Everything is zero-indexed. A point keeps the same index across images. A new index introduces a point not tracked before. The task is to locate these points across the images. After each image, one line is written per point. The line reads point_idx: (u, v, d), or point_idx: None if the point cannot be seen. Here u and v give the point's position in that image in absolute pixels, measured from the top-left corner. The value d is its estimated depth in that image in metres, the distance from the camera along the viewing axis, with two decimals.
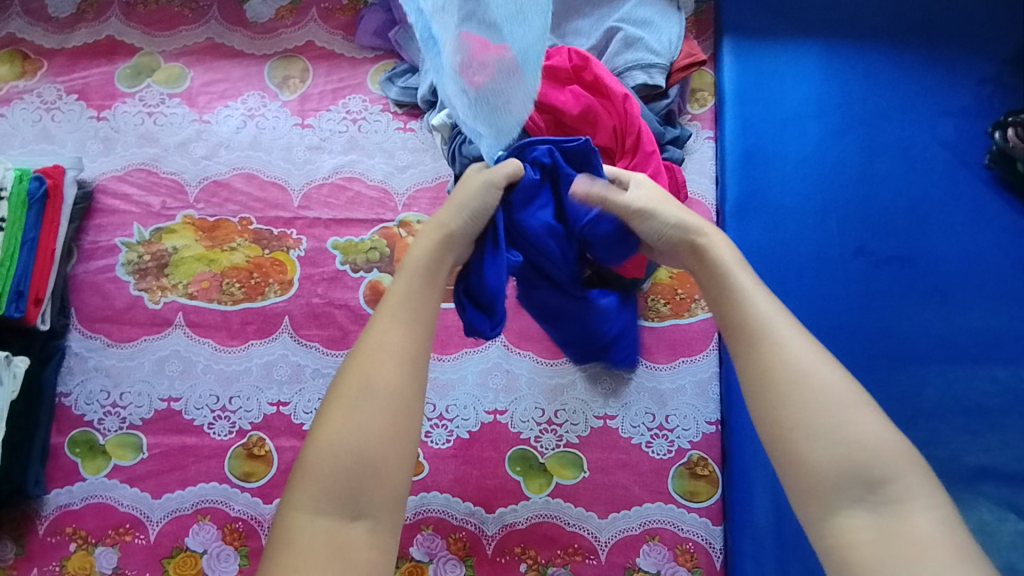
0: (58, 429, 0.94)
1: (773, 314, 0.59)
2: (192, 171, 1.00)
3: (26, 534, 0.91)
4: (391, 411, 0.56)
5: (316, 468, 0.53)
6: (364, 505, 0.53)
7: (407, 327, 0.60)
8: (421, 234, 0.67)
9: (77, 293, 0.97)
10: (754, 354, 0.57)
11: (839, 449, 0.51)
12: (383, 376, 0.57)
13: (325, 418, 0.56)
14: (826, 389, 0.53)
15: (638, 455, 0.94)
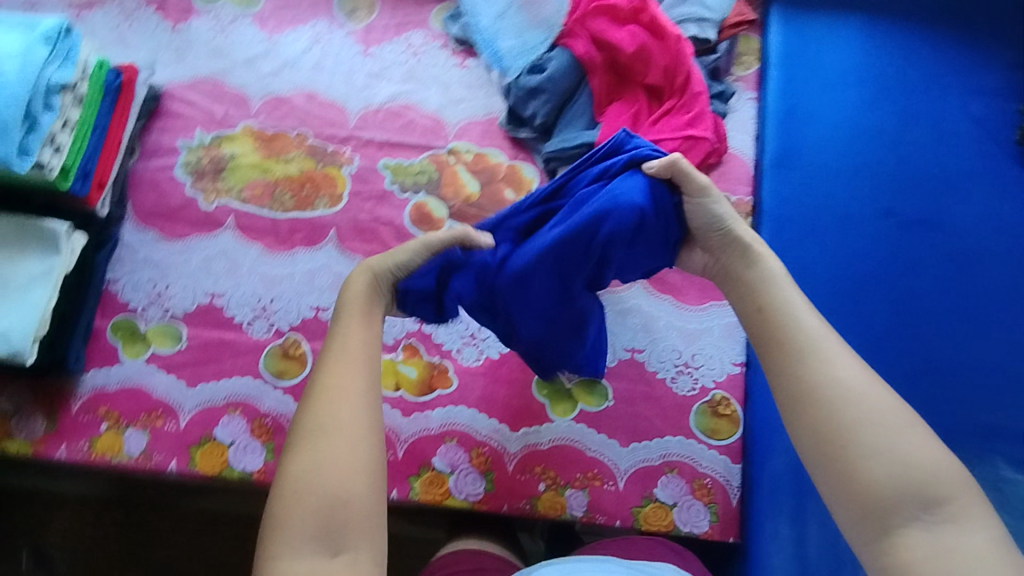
0: (102, 313, 0.96)
1: (819, 335, 0.64)
2: (256, 86, 1.04)
3: (59, 411, 0.93)
4: (350, 447, 0.60)
5: (287, 513, 0.58)
6: (340, 536, 0.57)
7: (351, 370, 0.65)
8: (346, 284, 0.72)
9: (135, 188, 1.00)
10: (806, 376, 0.62)
11: (897, 468, 0.56)
12: (338, 418, 0.62)
13: (289, 468, 0.60)
14: (879, 412, 0.58)
15: (662, 389, 0.96)
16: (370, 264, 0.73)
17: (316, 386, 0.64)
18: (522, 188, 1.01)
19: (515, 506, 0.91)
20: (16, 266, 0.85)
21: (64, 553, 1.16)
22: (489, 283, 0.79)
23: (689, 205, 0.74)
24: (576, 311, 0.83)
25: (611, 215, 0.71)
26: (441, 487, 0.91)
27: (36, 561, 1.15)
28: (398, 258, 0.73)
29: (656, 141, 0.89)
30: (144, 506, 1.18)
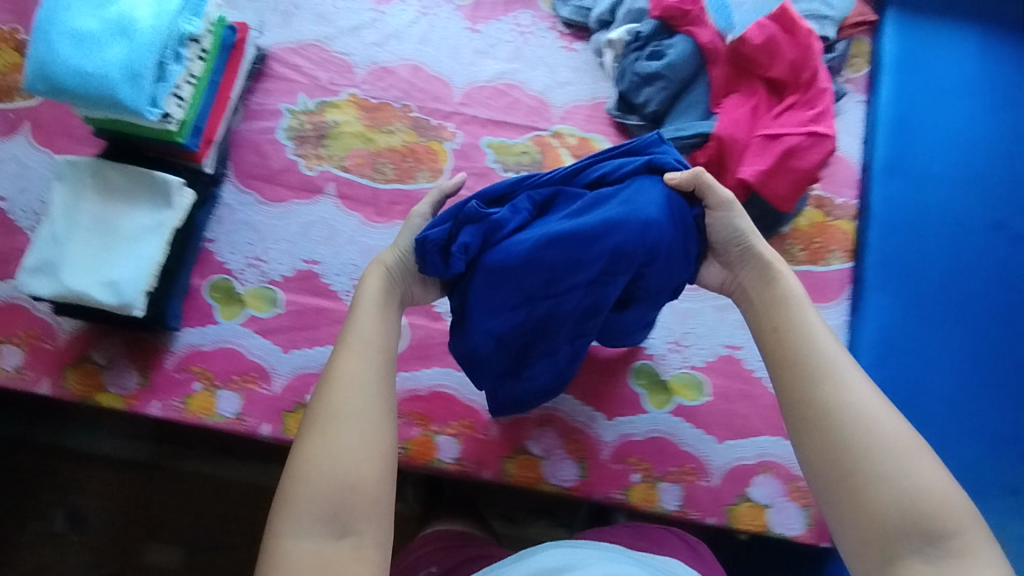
0: (200, 273, 0.95)
1: (833, 357, 0.63)
2: (362, 54, 1.03)
3: (153, 367, 0.92)
4: (362, 434, 0.61)
5: (297, 494, 0.58)
6: (348, 519, 0.58)
7: (365, 360, 0.66)
8: (362, 280, 0.73)
9: (235, 148, 0.99)
10: (819, 397, 0.61)
11: (904, 497, 0.55)
12: (352, 403, 0.63)
13: (301, 451, 0.61)
14: (890, 439, 0.58)
15: (758, 387, 0.95)
16: (383, 260, 0.74)
17: (331, 374, 0.65)
18: None
19: (608, 495, 0.91)
20: (129, 217, 0.84)
21: (99, 514, 1.16)
22: (481, 264, 0.74)
23: (713, 218, 0.73)
24: (551, 327, 0.78)
25: (620, 227, 0.70)
26: (534, 471, 0.92)
27: (70, 521, 1.16)
28: (404, 248, 0.75)
29: (777, 136, 0.88)
30: (170, 474, 1.18)
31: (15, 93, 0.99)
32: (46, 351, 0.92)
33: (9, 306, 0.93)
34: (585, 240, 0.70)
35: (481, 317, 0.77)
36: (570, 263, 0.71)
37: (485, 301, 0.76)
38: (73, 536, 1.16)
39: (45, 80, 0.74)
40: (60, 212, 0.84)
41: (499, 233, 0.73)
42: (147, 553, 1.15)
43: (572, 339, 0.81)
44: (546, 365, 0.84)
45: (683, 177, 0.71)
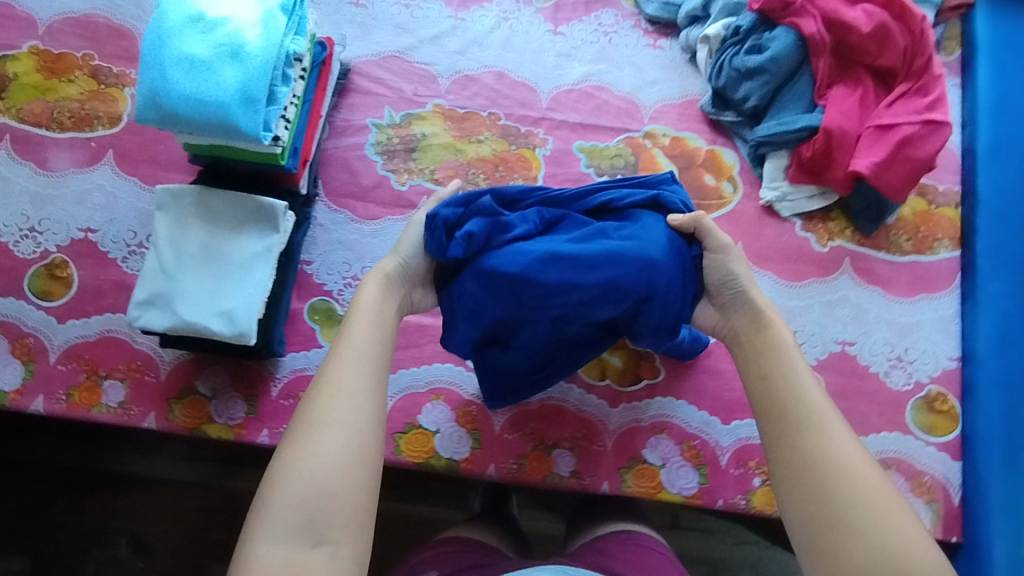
0: (298, 296, 0.93)
1: (822, 407, 0.64)
2: (445, 64, 1.01)
3: (259, 395, 0.90)
4: (341, 444, 0.60)
5: (274, 502, 0.58)
6: (323, 530, 0.57)
7: (354, 368, 0.64)
8: (360, 285, 0.71)
9: (324, 166, 0.97)
10: (804, 448, 0.62)
11: (879, 554, 0.56)
12: (334, 412, 0.61)
13: (282, 458, 0.60)
14: (867, 494, 0.59)
15: (875, 384, 0.93)
16: (384, 267, 0.72)
17: (319, 382, 0.63)
18: (723, 173, 0.98)
19: (730, 501, 0.89)
20: (235, 245, 0.83)
21: (163, 536, 1.18)
22: (472, 267, 0.72)
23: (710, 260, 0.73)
24: (526, 334, 0.75)
25: (620, 262, 0.68)
26: (653, 480, 0.90)
27: (134, 547, 1.17)
28: (405, 258, 0.73)
29: (892, 125, 0.87)
30: (237, 494, 1.19)
31: (95, 121, 0.97)
32: (148, 383, 0.90)
33: (107, 341, 0.91)
34: (584, 264, 0.68)
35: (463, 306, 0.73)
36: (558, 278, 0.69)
37: (468, 294, 0.72)
38: (139, 562, 1.17)
39: (157, 109, 0.73)
40: (165, 243, 0.82)
41: (501, 235, 0.72)
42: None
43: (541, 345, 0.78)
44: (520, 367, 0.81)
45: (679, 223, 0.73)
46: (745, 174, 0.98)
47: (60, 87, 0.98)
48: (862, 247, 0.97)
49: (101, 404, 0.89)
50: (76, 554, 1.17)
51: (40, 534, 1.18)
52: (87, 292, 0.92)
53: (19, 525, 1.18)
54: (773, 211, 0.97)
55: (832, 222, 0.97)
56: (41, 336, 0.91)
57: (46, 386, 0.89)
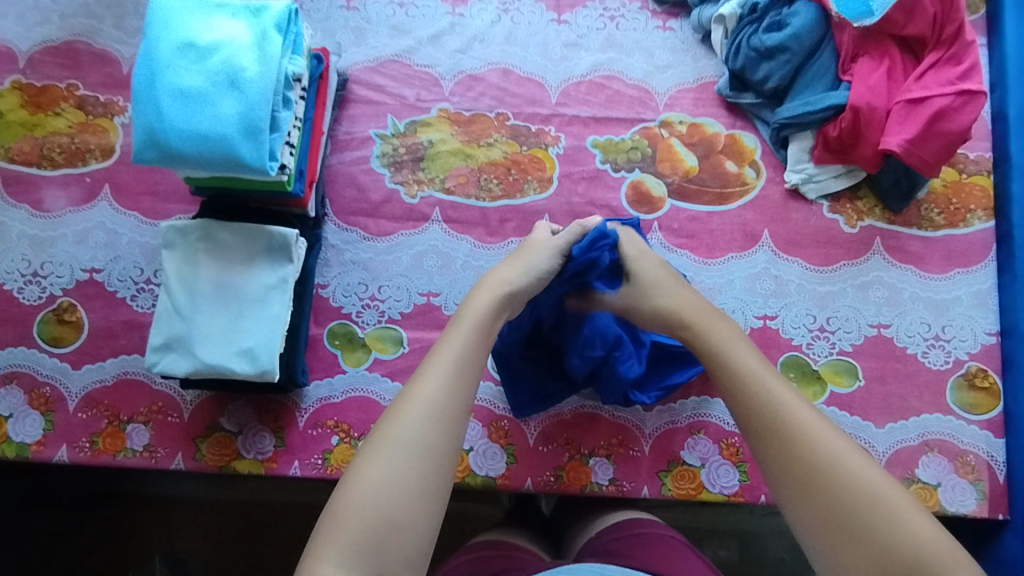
0: (317, 321, 0.90)
1: (795, 405, 0.59)
2: (447, 64, 0.96)
3: (286, 427, 0.88)
4: (423, 463, 0.53)
5: (343, 520, 0.51)
6: (389, 559, 0.51)
7: (447, 381, 0.58)
8: (474, 291, 0.68)
9: (331, 184, 0.93)
10: (789, 453, 0.56)
11: (881, 553, 0.51)
12: (417, 426, 0.54)
13: (353, 470, 0.53)
14: (862, 489, 0.53)
15: (914, 365, 0.90)
16: (512, 284, 0.69)
17: (404, 391, 0.57)
18: (744, 158, 0.94)
19: (772, 496, 0.87)
20: (249, 280, 0.80)
21: (197, 554, 1.18)
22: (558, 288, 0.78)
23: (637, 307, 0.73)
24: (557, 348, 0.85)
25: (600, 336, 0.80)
26: (693, 481, 0.87)
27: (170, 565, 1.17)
28: (539, 278, 0.70)
29: (923, 98, 0.82)
30: (263, 507, 1.18)
31: (87, 155, 0.93)
32: (172, 424, 0.88)
33: (126, 383, 0.89)
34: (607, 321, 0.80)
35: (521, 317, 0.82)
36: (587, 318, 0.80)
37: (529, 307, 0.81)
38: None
39: (158, 148, 0.69)
40: (177, 283, 0.79)
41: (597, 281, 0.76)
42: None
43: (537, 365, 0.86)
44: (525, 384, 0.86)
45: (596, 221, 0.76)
46: (767, 158, 0.94)
47: (46, 122, 0.94)
48: (892, 224, 0.93)
49: (126, 449, 0.87)
50: None
51: (69, 565, 1.16)
52: (99, 335, 0.90)
53: (51, 558, 1.17)
54: (799, 193, 0.93)
55: (861, 201, 0.93)
56: (58, 385, 0.88)
57: (68, 435, 0.87)
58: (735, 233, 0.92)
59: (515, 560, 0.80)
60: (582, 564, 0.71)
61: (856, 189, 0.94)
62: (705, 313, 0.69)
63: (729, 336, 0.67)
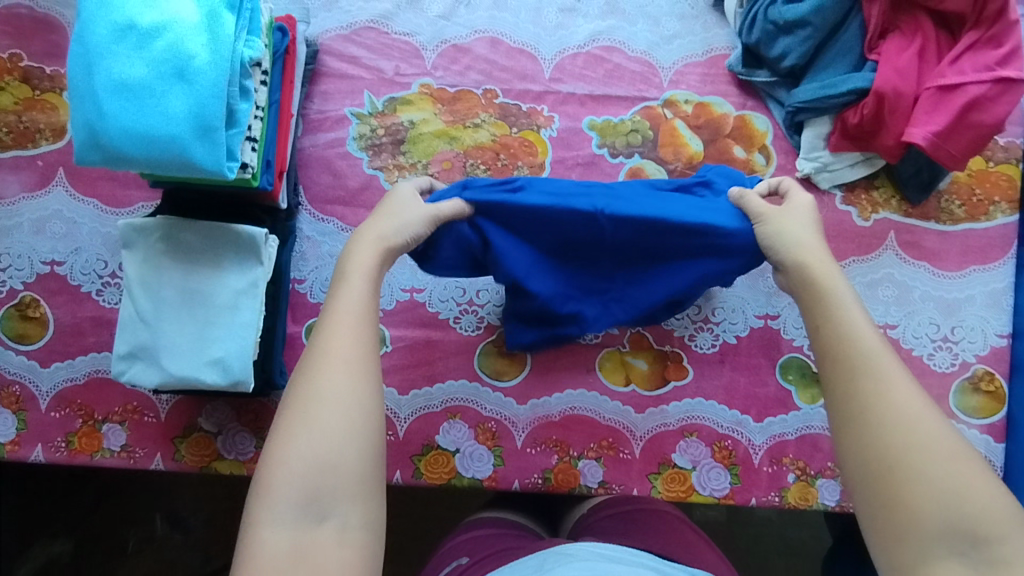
0: (294, 318, 0.85)
1: (876, 348, 0.54)
2: (428, 32, 0.88)
3: (267, 428, 0.85)
4: (347, 423, 0.50)
5: (273, 478, 0.49)
6: (329, 505, 0.48)
7: (354, 339, 0.54)
8: (347, 252, 0.62)
9: (304, 169, 0.86)
10: (858, 394, 0.52)
11: (946, 498, 0.46)
12: (336, 380, 0.51)
13: (278, 431, 0.50)
14: (930, 433, 0.49)
15: (919, 367, 0.85)
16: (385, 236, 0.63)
17: (312, 354, 0.53)
18: (754, 143, 0.86)
19: (763, 499, 0.85)
20: (217, 284, 0.75)
21: (196, 511, 1.13)
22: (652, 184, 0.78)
23: (769, 224, 0.68)
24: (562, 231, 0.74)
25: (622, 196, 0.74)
26: (683, 484, 0.85)
27: (169, 522, 1.13)
28: (415, 234, 0.65)
29: (956, 85, 0.74)
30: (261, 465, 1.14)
31: (36, 136, 0.86)
32: (149, 424, 0.85)
33: (98, 382, 0.85)
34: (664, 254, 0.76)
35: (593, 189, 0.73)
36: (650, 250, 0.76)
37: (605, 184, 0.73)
38: (176, 535, 1.13)
39: (101, 150, 0.62)
40: (140, 289, 0.74)
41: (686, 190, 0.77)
42: None
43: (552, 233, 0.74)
44: (523, 233, 0.74)
45: (785, 180, 0.73)
46: (780, 143, 0.86)
47: None
48: (908, 217, 0.87)
49: (104, 448, 0.84)
50: (111, 538, 1.13)
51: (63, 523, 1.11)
52: (66, 332, 0.85)
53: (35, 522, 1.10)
54: (812, 182, 0.86)
55: (877, 191, 0.87)
56: (28, 383, 0.85)
57: (42, 435, 0.84)
58: None
59: (512, 539, 0.79)
60: (580, 542, 0.69)
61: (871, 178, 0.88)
62: (826, 259, 0.63)
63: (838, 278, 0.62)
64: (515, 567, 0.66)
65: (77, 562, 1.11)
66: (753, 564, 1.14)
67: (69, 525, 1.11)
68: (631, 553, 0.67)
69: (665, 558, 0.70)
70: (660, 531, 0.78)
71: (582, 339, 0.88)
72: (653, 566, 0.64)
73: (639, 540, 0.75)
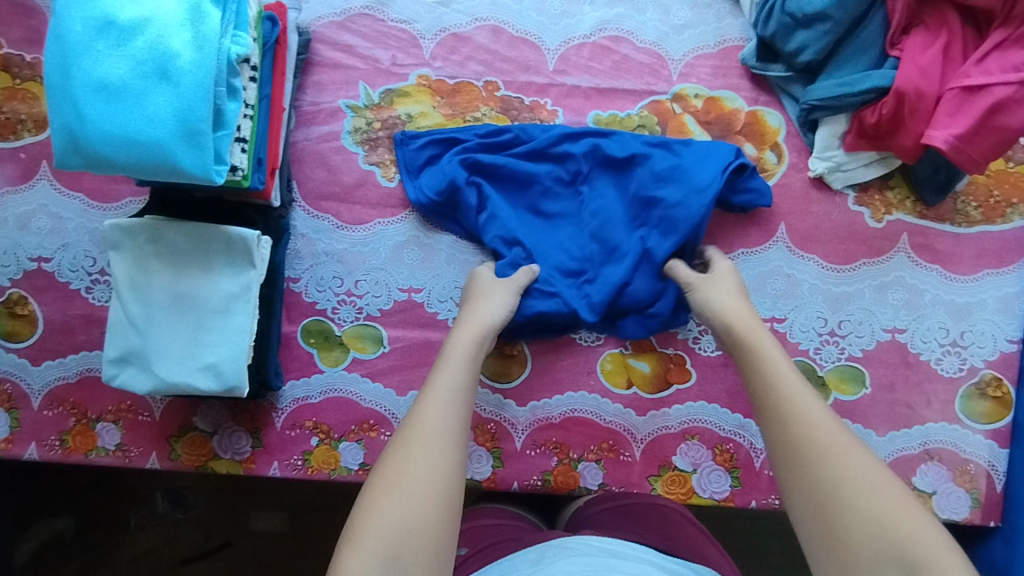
0: (288, 318, 0.83)
1: (797, 392, 0.59)
2: (427, 20, 0.84)
3: (263, 427, 0.83)
4: (438, 480, 0.53)
5: (363, 526, 0.50)
6: (408, 562, 0.48)
7: (453, 404, 0.59)
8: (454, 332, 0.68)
9: (297, 164, 0.83)
10: (790, 436, 0.56)
11: (873, 525, 0.48)
12: (431, 438, 0.55)
13: (376, 482, 0.53)
14: (852, 467, 0.52)
15: (925, 372, 0.84)
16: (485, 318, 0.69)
17: (411, 421, 0.57)
18: (766, 140, 0.84)
19: (763, 501, 0.85)
20: (208, 287, 0.73)
21: (197, 491, 1.11)
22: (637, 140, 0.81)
23: (698, 290, 0.74)
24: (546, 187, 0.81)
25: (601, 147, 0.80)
26: (684, 486, 0.85)
27: (171, 501, 1.11)
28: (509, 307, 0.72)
29: (981, 86, 0.70)
30: None
31: (18, 126, 0.83)
32: (144, 422, 0.83)
33: (91, 380, 0.83)
34: (636, 213, 0.80)
35: (575, 149, 0.80)
36: (623, 218, 0.80)
37: (586, 143, 0.80)
38: (176, 514, 1.11)
39: (81, 154, 0.59)
40: (129, 292, 0.72)
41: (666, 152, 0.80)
42: (252, 521, 1.10)
43: (533, 189, 0.82)
44: (513, 198, 0.82)
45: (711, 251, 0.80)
46: (791, 141, 0.84)
47: None
48: (923, 219, 0.84)
49: (98, 447, 0.83)
50: (114, 516, 1.11)
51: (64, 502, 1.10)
52: (56, 330, 0.83)
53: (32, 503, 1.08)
54: (824, 182, 0.84)
55: (891, 191, 0.84)
56: (19, 381, 0.83)
57: (36, 433, 0.83)
58: (747, 225, 0.84)
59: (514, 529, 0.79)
60: (581, 535, 0.68)
61: (884, 178, 0.85)
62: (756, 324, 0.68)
63: (763, 334, 0.67)
64: (511, 561, 0.65)
65: (78, 542, 1.09)
66: (749, 549, 1.08)
67: (72, 502, 1.10)
68: (634, 548, 0.66)
69: (667, 553, 0.70)
70: (662, 526, 0.79)
71: (583, 340, 0.86)
72: (656, 562, 0.64)
73: (640, 534, 0.75)
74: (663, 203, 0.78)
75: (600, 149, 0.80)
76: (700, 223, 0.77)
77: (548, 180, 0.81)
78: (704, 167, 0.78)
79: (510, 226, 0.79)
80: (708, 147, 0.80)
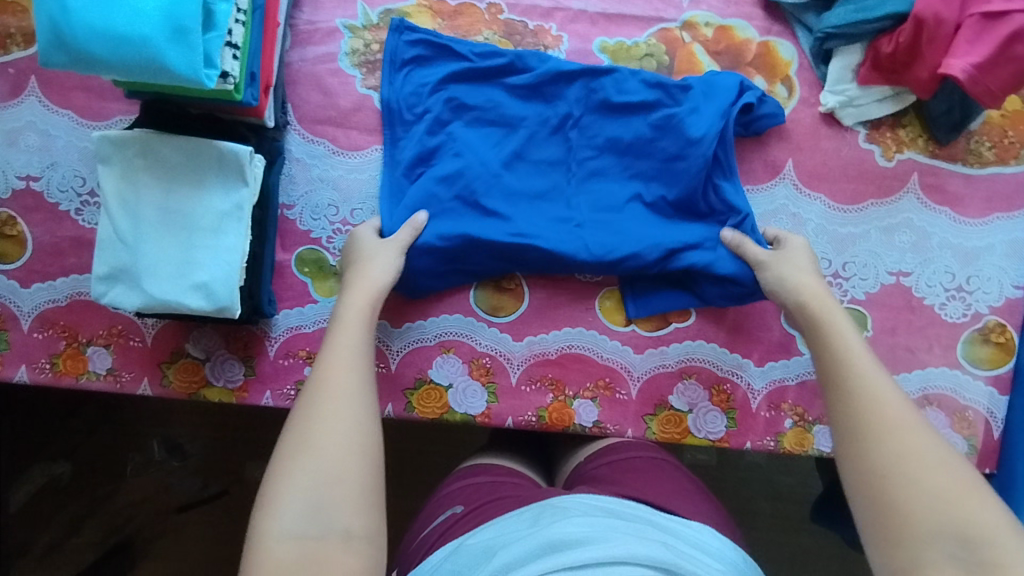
0: (282, 245, 0.81)
1: (866, 369, 0.60)
2: None
3: (255, 355, 0.81)
4: (346, 435, 0.54)
5: (275, 492, 0.51)
6: (331, 515, 0.50)
7: (353, 365, 0.60)
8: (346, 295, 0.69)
9: (293, 86, 0.81)
10: (851, 410, 0.57)
11: (931, 499, 0.49)
12: (342, 401, 0.57)
13: (287, 450, 0.54)
14: (913, 444, 0.53)
15: (929, 316, 0.82)
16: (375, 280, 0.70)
17: (318, 381, 0.58)
18: (776, 73, 0.81)
19: (759, 443, 0.84)
20: (200, 205, 0.71)
21: (196, 441, 1.11)
22: (635, 82, 0.80)
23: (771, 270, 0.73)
24: (531, 130, 0.80)
25: (602, 89, 0.79)
26: (679, 426, 0.84)
27: (167, 449, 1.11)
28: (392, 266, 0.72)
29: (1002, 12, 0.68)
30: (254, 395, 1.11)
31: (7, 41, 0.81)
32: (134, 348, 0.82)
33: (80, 304, 0.82)
34: (627, 163, 0.80)
35: (568, 91, 0.80)
36: (615, 165, 0.80)
37: (581, 87, 0.80)
38: (173, 462, 1.11)
39: (66, 50, 0.57)
40: (117, 206, 0.70)
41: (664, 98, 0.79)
42: (249, 471, 1.10)
43: (518, 133, 0.80)
44: (493, 136, 0.80)
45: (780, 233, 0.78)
46: (803, 74, 0.81)
47: None
48: (934, 159, 0.82)
49: (89, 371, 0.82)
50: (109, 463, 1.10)
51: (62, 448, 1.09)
52: (46, 252, 0.82)
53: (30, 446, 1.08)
54: (834, 117, 0.81)
55: (903, 130, 0.82)
56: (8, 303, 0.82)
57: (26, 356, 0.82)
58: (754, 161, 0.82)
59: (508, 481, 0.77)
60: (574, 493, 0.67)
61: (896, 117, 0.82)
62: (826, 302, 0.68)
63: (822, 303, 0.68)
64: (507, 522, 0.63)
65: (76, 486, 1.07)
66: (740, 503, 1.08)
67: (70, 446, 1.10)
68: (626, 504, 0.65)
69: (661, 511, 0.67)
70: (662, 478, 0.74)
71: (582, 276, 0.85)
72: (653, 521, 0.63)
73: (629, 488, 0.71)
74: (657, 150, 0.79)
75: (602, 93, 0.80)
76: (692, 176, 0.77)
77: (534, 123, 0.80)
78: (700, 115, 0.77)
79: (469, 169, 0.78)
80: (710, 84, 0.78)
